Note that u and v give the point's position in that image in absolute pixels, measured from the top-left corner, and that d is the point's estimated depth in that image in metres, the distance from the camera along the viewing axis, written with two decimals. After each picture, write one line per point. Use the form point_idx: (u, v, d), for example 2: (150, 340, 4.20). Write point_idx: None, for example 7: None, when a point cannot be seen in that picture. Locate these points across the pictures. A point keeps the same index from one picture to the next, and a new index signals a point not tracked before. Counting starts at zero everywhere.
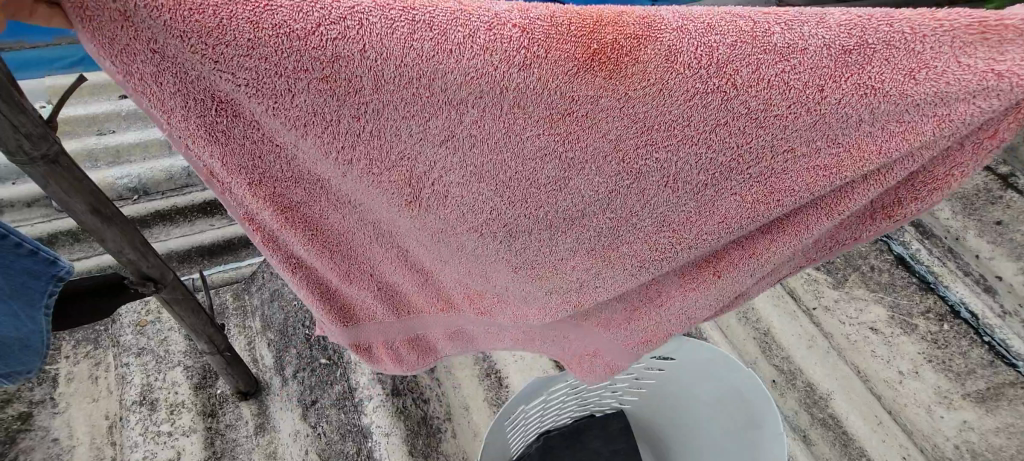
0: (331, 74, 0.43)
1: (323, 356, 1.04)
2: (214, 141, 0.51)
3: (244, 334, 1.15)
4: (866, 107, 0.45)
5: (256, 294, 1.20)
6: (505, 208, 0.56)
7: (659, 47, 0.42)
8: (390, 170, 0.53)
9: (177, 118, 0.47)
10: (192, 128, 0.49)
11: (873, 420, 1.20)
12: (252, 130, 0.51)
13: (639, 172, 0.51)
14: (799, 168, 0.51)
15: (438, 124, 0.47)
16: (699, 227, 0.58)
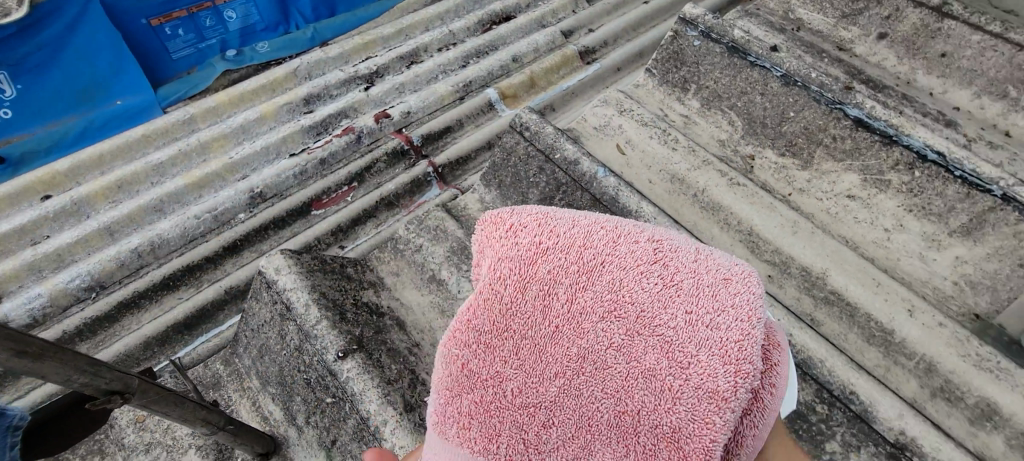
0: (536, 288, 0.64)
1: (327, 395, 0.98)
2: (534, 297, 0.63)
3: (248, 395, 1.13)
4: (541, 289, 0.64)
5: (244, 355, 1.15)
6: (469, 356, 0.64)
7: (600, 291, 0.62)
8: (471, 339, 0.65)
9: (520, 307, 0.63)
10: (528, 300, 0.63)
11: (871, 284, 1.27)
12: (490, 325, 0.64)
13: (476, 334, 0.65)
14: (527, 324, 0.63)
15: (489, 300, 0.65)
16: (511, 373, 0.62)
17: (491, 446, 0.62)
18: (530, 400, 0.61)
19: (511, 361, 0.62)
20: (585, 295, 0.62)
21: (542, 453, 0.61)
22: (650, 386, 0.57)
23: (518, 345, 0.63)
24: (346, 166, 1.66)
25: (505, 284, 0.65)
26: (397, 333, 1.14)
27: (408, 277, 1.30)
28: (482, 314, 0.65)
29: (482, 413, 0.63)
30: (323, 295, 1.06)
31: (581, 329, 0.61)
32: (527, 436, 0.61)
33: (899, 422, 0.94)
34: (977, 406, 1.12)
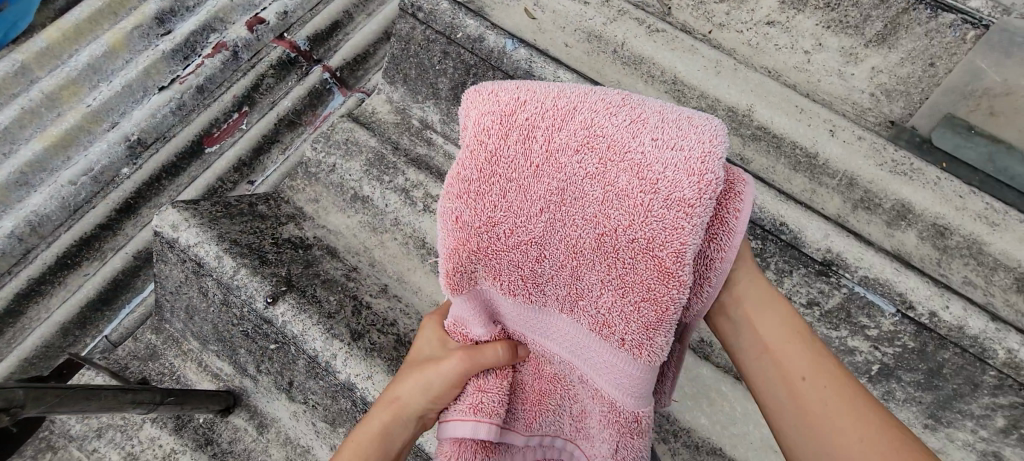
0: (510, 154, 0.58)
1: (269, 341, 0.94)
2: (511, 162, 0.58)
3: (192, 358, 1.08)
4: (516, 153, 0.57)
5: (173, 319, 1.08)
6: (454, 233, 0.62)
7: (578, 148, 0.57)
8: (456, 215, 0.61)
9: (498, 173, 0.58)
10: (506, 165, 0.58)
11: (795, 112, 1.26)
12: (472, 200, 0.59)
13: (460, 213, 0.61)
14: (505, 191, 0.58)
15: (467, 171, 0.59)
16: (500, 245, 0.61)
17: (496, 278, 0.65)
18: (521, 263, 0.62)
19: (499, 214, 0.59)
20: (565, 156, 0.57)
21: (541, 280, 0.63)
22: (625, 206, 0.55)
23: (501, 216, 0.59)
24: (229, 90, 1.45)
25: (481, 156, 0.58)
26: (330, 263, 1.07)
27: (329, 201, 1.21)
28: (460, 187, 0.60)
29: (479, 257, 0.62)
30: (235, 242, 0.97)
31: (559, 184, 0.57)
32: (528, 269, 0.63)
33: (826, 242, 0.98)
34: (893, 208, 1.19)
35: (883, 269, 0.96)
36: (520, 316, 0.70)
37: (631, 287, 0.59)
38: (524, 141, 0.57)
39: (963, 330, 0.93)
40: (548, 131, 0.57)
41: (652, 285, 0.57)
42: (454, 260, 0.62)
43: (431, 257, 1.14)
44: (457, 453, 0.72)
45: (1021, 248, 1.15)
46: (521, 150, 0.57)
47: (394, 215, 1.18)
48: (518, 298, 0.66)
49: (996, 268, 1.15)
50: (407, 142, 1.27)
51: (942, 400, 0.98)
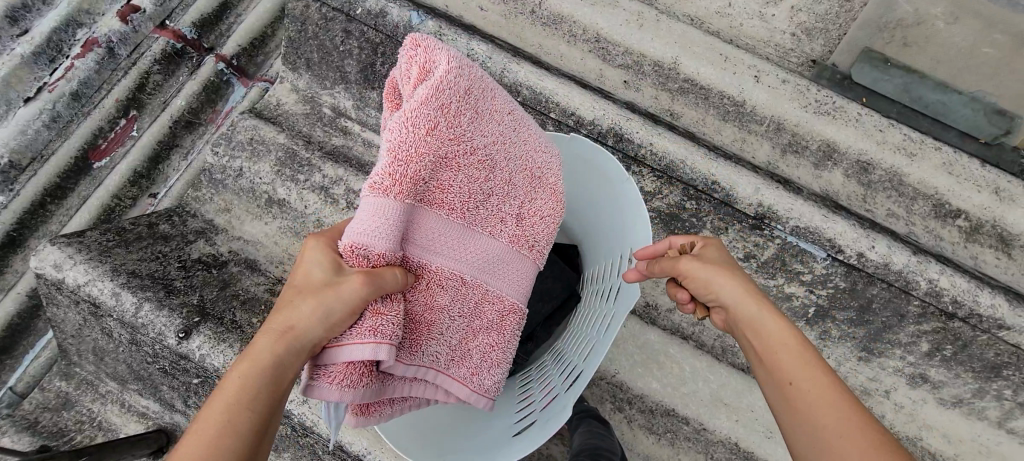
0: (479, 100, 0.69)
1: (192, 376, 0.86)
2: (479, 103, 0.69)
3: (113, 400, 0.99)
4: (480, 96, 0.69)
5: (81, 362, 0.97)
6: (419, 147, 0.63)
7: (509, 116, 0.74)
8: (432, 130, 0.64)
9: (470, 107, 0.67)
10: (476, 104, 0.68)
11: (720, 60, 1.24)
12: (453, 119, 0.66)
13: (434, 129, 0.64)
14: (473, 121, 0.68)
15: (447, 93, 0.65)
16: (462, 166, 0.69)
17: (443, 190, 0.69)
18: (473, 184, 0.71)
19: (466, 133, 0.68)
20: (501, 114, 0.73)
21: (479, 204, 0.73)
22: (539, 153, 0.78)
23: (471, 142, 0.69)
24: (110, 92, 1.28)
25: (461, 87, 0.66)
26: (251, 279, 0.99)
27: (242, 209, 1.10)
28: (440, 108, 0.64)
29: (438, 168, 0.67)
30: (134, 274, 0.87)
31: (502, 128, 0.73)
32: (474, 184, 0.71)
33: (756, 196, 0.98)
34: (819, 149, 1.21)
35: (812, 216, 0.97)
36: (439, 236, 0.72)
37: (536, 214, 0.79)
38: (484, 92, 0.70)
39: (889, 267, 0.96)
40: (491, 95, 0.72)
41: (550, 209, 0.80)
42: (418, 169, 0.64)
43: None
44: (342, 379, 0.65)
45: (938, 175, 1.19)
46: (482, 98, 0.70)
47: (316, 217, 1.09)
48: (451, 213, 0.71)
49: (916, 198, 1.19)
50: (321, 133, 1.17)
51: (874, 333, 1.03)
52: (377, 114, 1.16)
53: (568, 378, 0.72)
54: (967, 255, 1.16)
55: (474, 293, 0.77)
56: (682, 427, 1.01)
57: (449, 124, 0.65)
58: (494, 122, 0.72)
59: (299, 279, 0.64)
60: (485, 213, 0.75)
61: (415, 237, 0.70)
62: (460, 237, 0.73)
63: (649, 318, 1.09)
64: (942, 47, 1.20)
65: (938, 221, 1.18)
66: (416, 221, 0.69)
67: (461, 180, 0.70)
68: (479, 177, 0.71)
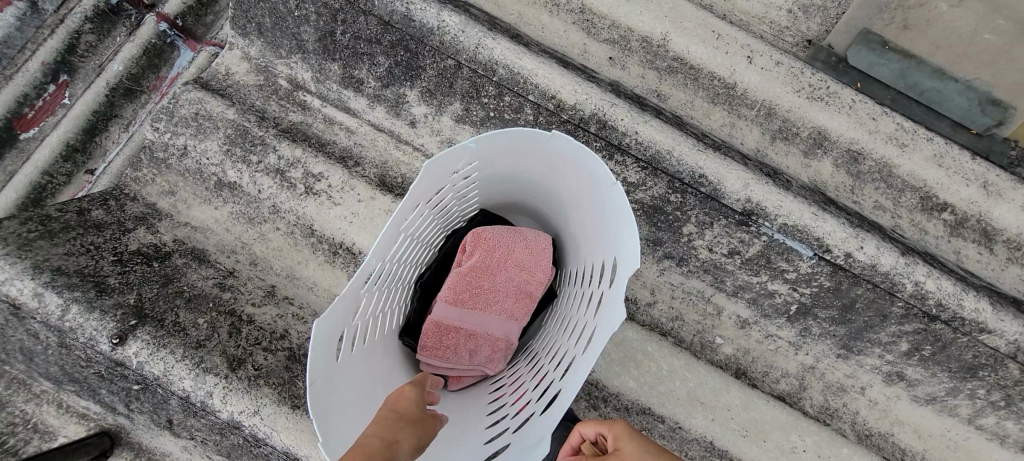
0: (510, 236, 0.86)
1: (130, 383, 0.79)
2: (508, 237, 0.86)
3: (48, 400, 0.91)
4: (511, 234, 0.87)
5: (7, 362, 0.88)
6: (455, 275, 0.85)
7: (535, 239, 0.87)
8: (466, 264, 0.85)
9: (495, 239, 0.86)
10: (503, 235, 0.86)
11: (712, 37, 1.16)
12: (479, 247, 0.86)
13: (465, 260, 0.86)
14: (497, 253, 0.86)
15: (476, 236, 0.87)
16: (487, 286, 0.85)
17: (473, 301, 0.84)
18: (497, 298, 0.85)
19: (490, 260, 0.85)
20: (527, 242, 0.87)
21: (502, 312, 0.85)
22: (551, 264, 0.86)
23: (491, 267, 0.85)
24: (34, 54, 1.13)
25: (490, 230, 0.87)
26: (198, 273, 0.90)
27: (188, 191, 1.00)
28: (469, 247, 0.87)
29: (471, 288, 0.85)
30: (61, 270, 0.78)
31: (527, 251, 0.86)
32: (498, 293, 0.85)
33: (744, 191, 0.93)
34: (809, 137, 1.15)
35: (801, 214, 0.92)
36: (467, 334, 0.83)
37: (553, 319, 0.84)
38: (513, 232, 0.87)
39: (876, 268, 0.92)
40: (524, 234, 0.87)
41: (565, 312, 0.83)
42: (453, 290, 0.84)
43: (324, 247, 1.00)
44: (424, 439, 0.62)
45: (927, 167, 1.15)
46: (511, 231, 0.87)
47: (271, 202, 1.00)
48: (477, 316, 0.84)
49: (903, 189, 1.15)
50: (276, 108, 1.06)
51: (854, 332, 1.00)
52: (338, 88, 1.05)
53: (547, 392, 0.65)
54: (950, 249, 1.14)
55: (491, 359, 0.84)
56: (657, 426, 0.98)
57: (472, 253, 0.86)
58: (519, 251, 0.86)
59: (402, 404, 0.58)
60: (509, 318, 0.85)
61: (455, 339, 0.83)
62: (485, 339, 0.83)
63: (627, 312, 1.06)
64: (939, 32, 1.15)
65: (924, 214, 1.15)
66: (457, 327, 0.83)
67: (486, 295, 0.85)
68: (504, 293, 0.85)
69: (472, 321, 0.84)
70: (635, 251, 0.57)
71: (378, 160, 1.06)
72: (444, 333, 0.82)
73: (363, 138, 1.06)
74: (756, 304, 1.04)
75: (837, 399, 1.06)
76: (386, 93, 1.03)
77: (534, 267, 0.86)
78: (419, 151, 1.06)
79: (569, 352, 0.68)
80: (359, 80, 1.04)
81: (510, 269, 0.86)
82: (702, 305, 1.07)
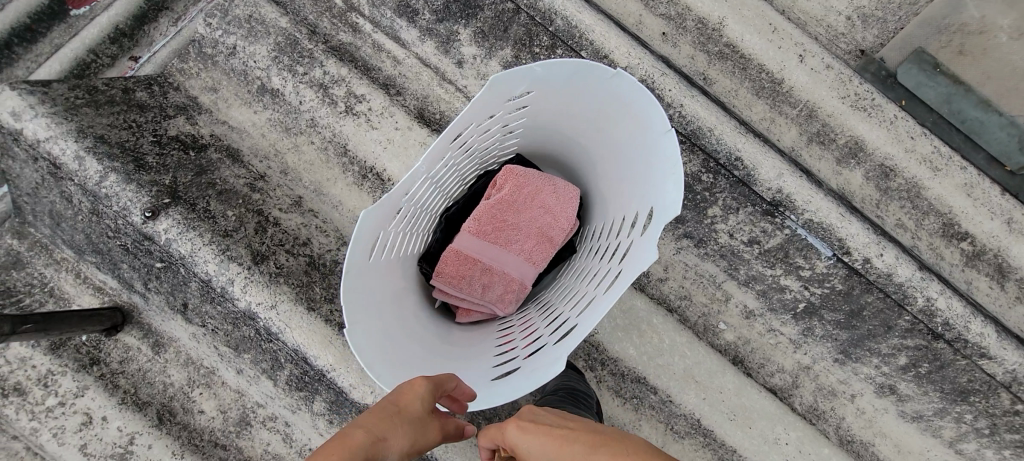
0: (541, 180, 0.86)
1: (154, 260, 0.81)
2: (538, 181, 0.86)
3: (67, 268, 0.93)
4: (542, 177, 0.86)
5: (36, 224, 0.91)
6: (481, 208, 0.86)
7: (565, 190, 0.87)
8: (493, 199, 0.86)
9: (526, 179, 0.86)
10: (534, 177, 0.86)
11: (768, 29, 1.15)
12: (508, 185, 0.86)
13: (493, 196, 0.86)
14: (525, 194, 0.86)
15: (508, 173, 0.86)
16: (510, 224, 0.86)
17: (494, 237, 0.86)
18: (518, 238, 0.86)
19: (517, 199, 0.85)
20: (557, 190, 0.86)
21: (519, 253, 0.86)
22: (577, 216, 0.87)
23: (517, 207, 0.86)
24: None
25: (522, 170, 0.86)
26: (230, 170, 0.91)
27: (230, 92, 1.01)
28: (499, 183, 0.87)
29: (494, 223, 0.85)
30: (103, 139, 0.79)
31: (554, 198, 0.86)
32: (519, 234, 0.86)
33: (778, 181, 0.93)
34: (846, 145, 1.16)
35: (829, 213, 0.93)
36: (484, 268, 0.85)
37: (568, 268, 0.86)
38: (544, 177, 0.87)
39: (891, 277, 0.93)
40: (556, 182, 0.87)
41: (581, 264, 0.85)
42: (477, 223, 0.85)
43: (354, 169, 1.01)
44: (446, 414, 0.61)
45: (955, 194, 1.16)
46: (543, 176, 0.87)
47: (310, 116, 1.01)
48: (495, 252, 0.86)
49: (928, 212, 1.16)
50: (327, 25, 1.06)
51: (856, 339, 1.02)
52: (392, 16, 1.05)
53: (564, 325, 0.67)
54: (962, 278, 1.15)
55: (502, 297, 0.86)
56: (648, 396, 1.00)
57: (501, 189, 0.86)
58: (547, 197, 0.86)
59: (405, 402, 0.54)
60: (525, 260, 0.86)
61: (471, 271, 0.85)
62: (500, 275, 0.85)
63: (637, 284, 1.08)
64: (996, 62, 1.20)
65: (943, 240, 1.16)
66: (475, 259, 0.85)
67: (507, 233, 0.86)
68: (524, 233, 0.86)
69: (490, 257, 0.85)
70: (676, 194, 0.57)
71: (419, 93, 1.05)
72: (462, 263, 0.85)
73: (409, 70, 1.06)
74: (764, 297, 1.05)
75: (826, 402, 1.08)
76: (439, 28, 1.03)
77: (559, 215, 0.86)
78: (461, 92, 1.06)
79: (587, 298, 0.69)
80: (415, 11, 1.04)
81: (535, 209, 0.86)
82: (712, 289, 1.08)
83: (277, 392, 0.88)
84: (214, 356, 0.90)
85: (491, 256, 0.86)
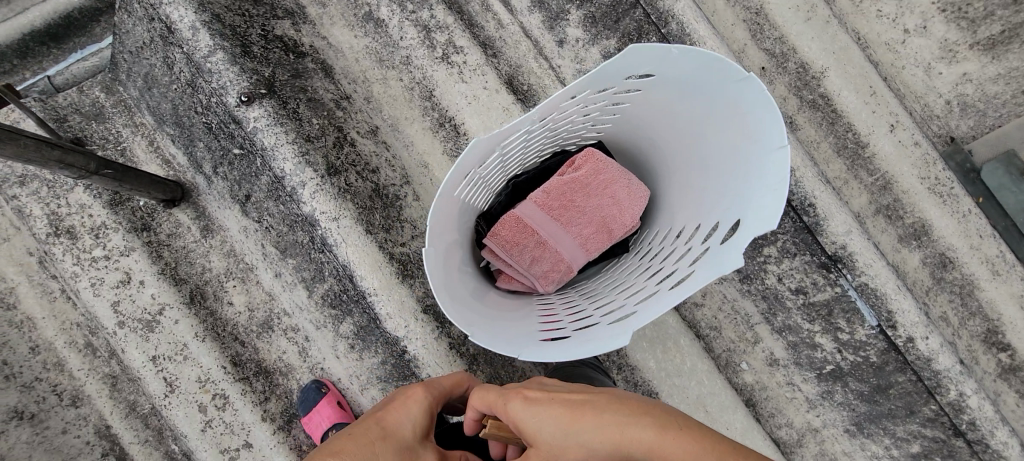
0: (618, 172, 0.86)
1: (234, 145, 0.84)
2: (614, 171, 0.86)
3: (142, 134, 0.95)
4: (619, 170, 0.86)
5: (128, 84, 0.93)
6: (553, 183, 0.86)
7: (635, 189, 0.86)
8: (566, 176, 0.86)
9: (603, 167, 0.85)
10: (611, 168, 0.86)
11: (867, 91, 1.14)
12: (585, 168, 0.86)
13: (567, 174, 0.86)
14: (599, 181, 0.85)
15: (588, 156, 0.86)
16: (576, 206, 0.85)
17: (557, 215, 0.85)
18: (579, 221, 0.85)
19: (589, 184, 0.85)
20: (629, 187, 0.86)
21: (576, 237, 0.85)
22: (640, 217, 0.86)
23: (587, 191, 0.85)
24: None
25: (603, 157, 0.86)
26: (322, 83, 0.93)
27: (336, 10, 1.02)
28: (576, 163, 0.87)
29: (561, 200, 0.85)
30: (219, 18, 0.82)
31: (624, 193, 0.86)
32: (581, 218, 0.86)
33: (845, 237, 0.93)
34: (912, 225, 1.14)
35: (886, 281, 0.93)
36: (539, 241, 0.85)
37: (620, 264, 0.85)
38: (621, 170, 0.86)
39: (930, 362, 0.93)
40: (630, 179, 0.87)
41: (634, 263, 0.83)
42: (545, 196, 0.85)
43: (433, 116, 1.02)
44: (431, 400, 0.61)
45: (1008, 303, 1.14)
46: (620, 169, 0.86)
47: (406, 54, 1.02)
48: (554, 229, 0.85)
49: (975, 313, 1.14)
50: None
51: (874, 415, 1.01)
52: None
53: (614, 313, 0.66)
54: (991, 388, 1.13)
55: (547, 275, 0.86)
56: None
57: (576, 170, 0.86)
58: (619, 190, 0.86)
59: (389, 419, 0.57)
60: (581, 245, 0.85)
61: (526, 241, 0.85)
62: (552, 253, 0.85)
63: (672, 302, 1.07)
64: None
65: (983, 345, 1.14)
66: (533, 231, 0.85)
67: (571, 214, 0.85)
68: (587, 219, 0.85)
69: (549, 232, 0.85)
70: (776, 211, 0.55)
71: (513, 61, 1.06)
72: (520, 231, 0.85)
73: (509, 36, 1.06)
74: (794, 349, 1.05)
75: None
76: (551, 3, 1.04)
77: (624, 211, 0.85)
78: (553, 70, 1.06)
79: (643, 289, 0.68)
80: None
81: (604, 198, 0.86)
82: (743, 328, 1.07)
83: (309, 304, 0.89)
84: (257, 255, 0.91)
85: (550, 232, 0.85)
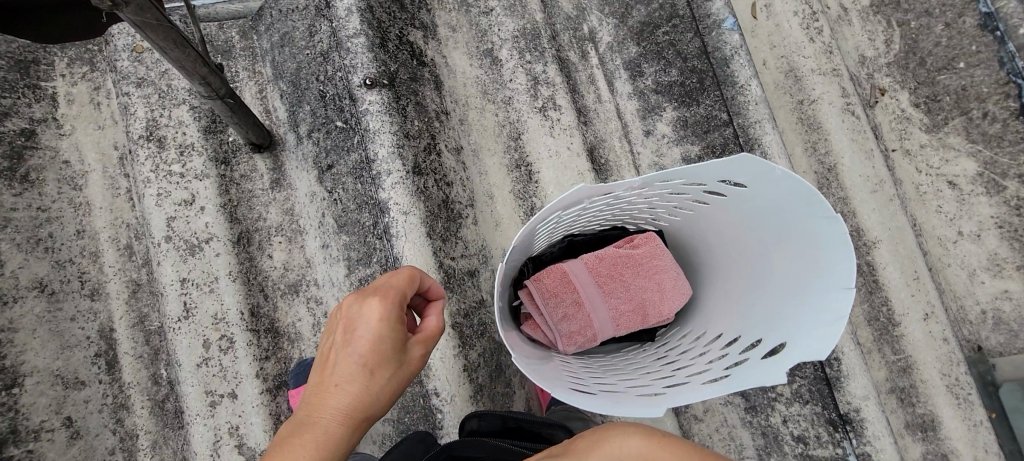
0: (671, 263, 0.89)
1: (339, 118, 0.90)
2: (668, 262, 0.89)
3: (257, 81, 1.03)
4: (672, 262, 0.89)
5: (264, 37, 1.02)
6: (607, 252, 0.90)
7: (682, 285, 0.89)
8: (622, 250, 0.89)
9: (659, 254, 0.89)
10: (666, 257, 0.89)
11: (911, 275, 1.18)
12: (642, 249, 0.89)
13: (624, 249, 0.90)
14: (651, 265, 0.89)
15: (648, 239, 0.90)
16: (622, 281, 0.88)
17: (601, 282, 0.88)
18: (620, 295, 0.88)
19: (641, 264, 0.89)
20: (677, 281, 0.89)
21: (612, 309, 0.88)
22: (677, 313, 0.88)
23: (637, 270, 0.88)
24: None
25: (661, 245, 0.90)
26: (432, 93, 0.99)
27: (462, 37, 1.11)
28: (635, 242, 0.91)
29: (610, 270, 0.89)
30: (371, 10, 0.91)
31: (671, 285, 0.88)
32: (623, 292, 0.88)
33: (860, 403, 0.96)
34: (921, 416, 1.14)
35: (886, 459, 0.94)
36: (577, 301, 0.87)
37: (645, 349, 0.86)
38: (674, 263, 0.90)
39: None
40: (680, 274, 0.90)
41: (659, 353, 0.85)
42: (597, 261, 0.89)
43: (513, 156, 1.08)
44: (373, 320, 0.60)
45: None
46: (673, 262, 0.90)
47: (510, 95, 1.10)
48: (594, 295, 0.88)
49: None
50: (566, 39, 1.17)
51: None
52: (619, 65, 1.15)
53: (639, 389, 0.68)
54: None
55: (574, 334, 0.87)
56: None
57: (633, 249, 0.90)
58: (666, 280, 0.88)
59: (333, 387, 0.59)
60: (614, 318, 0.87)
61: (565, 296, 0.87)
62: (585, 315, 0.87)
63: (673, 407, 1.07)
64: None
65: None
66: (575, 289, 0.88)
67: (615, 286, 0.88)
68: (628, 296, 0.88)
69: (588, 295, 0.88)
70: (828, 346, 0.59)
71: (599, 133, 1.13)
72: (563, 285, 0.88)
73: (603, 111, 1.14)
74: None
75: None
76: (650, 97, 1.13)
77: (664, 301, 0.88)
78: (632, 154, 1.12)
79: (671, 378, 0.70)
80: (640, 72, 1.14)
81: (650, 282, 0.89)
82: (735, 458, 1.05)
83: (343, 282, 0.92)
84: (314, 221, 0.95)
85: (589, 295, 0.88)
